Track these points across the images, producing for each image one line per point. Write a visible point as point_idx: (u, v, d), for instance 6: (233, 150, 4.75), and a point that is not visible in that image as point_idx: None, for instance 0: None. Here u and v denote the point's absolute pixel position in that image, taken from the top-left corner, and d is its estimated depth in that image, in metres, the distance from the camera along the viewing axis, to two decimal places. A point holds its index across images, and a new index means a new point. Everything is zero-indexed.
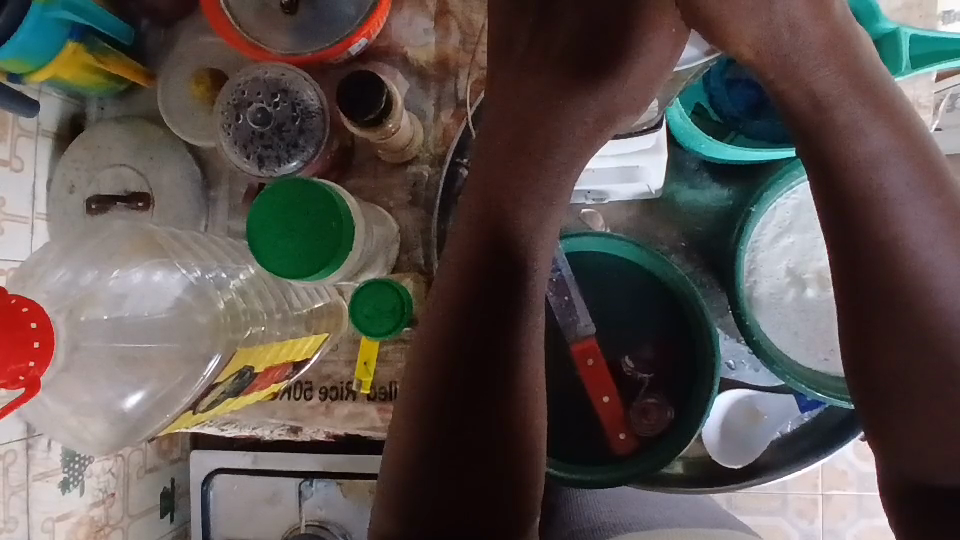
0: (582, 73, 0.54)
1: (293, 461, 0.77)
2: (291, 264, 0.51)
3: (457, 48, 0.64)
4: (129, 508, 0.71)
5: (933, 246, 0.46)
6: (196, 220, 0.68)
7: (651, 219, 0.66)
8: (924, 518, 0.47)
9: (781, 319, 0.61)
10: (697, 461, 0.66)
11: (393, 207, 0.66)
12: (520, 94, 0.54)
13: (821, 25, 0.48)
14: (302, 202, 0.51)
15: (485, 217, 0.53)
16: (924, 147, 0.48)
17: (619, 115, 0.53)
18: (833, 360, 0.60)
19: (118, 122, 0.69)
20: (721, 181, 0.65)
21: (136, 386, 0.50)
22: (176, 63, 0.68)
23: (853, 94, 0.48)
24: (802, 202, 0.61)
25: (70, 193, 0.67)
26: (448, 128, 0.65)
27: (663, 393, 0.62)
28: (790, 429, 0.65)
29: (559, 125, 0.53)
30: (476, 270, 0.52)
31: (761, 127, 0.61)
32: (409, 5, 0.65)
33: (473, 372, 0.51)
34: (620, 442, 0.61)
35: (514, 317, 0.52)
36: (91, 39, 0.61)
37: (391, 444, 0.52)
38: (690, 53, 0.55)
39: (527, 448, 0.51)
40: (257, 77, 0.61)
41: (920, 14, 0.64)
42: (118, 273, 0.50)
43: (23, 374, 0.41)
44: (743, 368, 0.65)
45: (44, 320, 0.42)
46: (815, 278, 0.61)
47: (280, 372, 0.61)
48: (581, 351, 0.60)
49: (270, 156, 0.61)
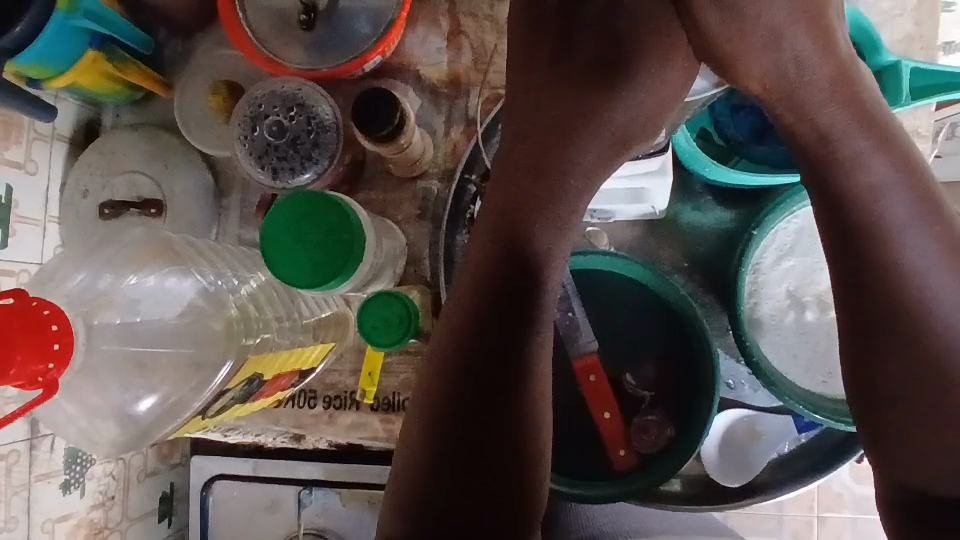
0: (594, 101, 0.55)
1: (293, 468, 0.78)
2: (303, 274, 0.52)
3: (469, 67, 0.66)
4: (127, 512, 0.72)
5: (933, 272, 0.48)
6: (208, 227, 0.69)
7: (655, 239, 0.67)
8: (924, 527, 0.47)
9: (781, 340, 0.62)
10: (697, 479, 0.67)
11: (401, 220, 0.67)
12: (539, 116, 0.56)
13: (830, 62, 0.50)
14: (315, 213, 0.52)
15: (502, 232, 0.54)
16: (925, 177, 0.50)
17: (629, 143, 0.56)
18: (831, 383, 0.61)
19: (134, 129, 0.70)
20: (724, 203, 0.66)
21: (150, 390, 0.51)
22: (192, 75, 0.69)
23: (857, 128, 0.49)
24: (803, 226, 0.62)
25: (83, 197, 0.68)
26: (457, 144, 0.67)
27: (663, 411, 0.62)
28: (787, 449, 0.66)
29: (574, 149, 0.55)
30: (493, 285, 0.53)
31: (765, 152, 0.63)
32: (424, 24, 0.66)
33: (485, 383, 0.52)
34: (620, 458, 0.61)
35: (527, 330, 0.53)
36: (110, 47, 0.63)
37: (403, 449, 0.53)
38: (701, 85, 0.58)
39: (533, 456, 0.52)
40: (275, 91, 0.62)
41: (920, 46, 0.66)
42: (133, 278, 0.52)
43: (42, 375, 0.42)
44: (742, 388, 0.67)
45: (65, 324, 0.43)
46: (815, 301, 0.62)
47: (286, 380, 0.62)
48: (582, 367, 0.62)
49: (285, 168, 0.62)
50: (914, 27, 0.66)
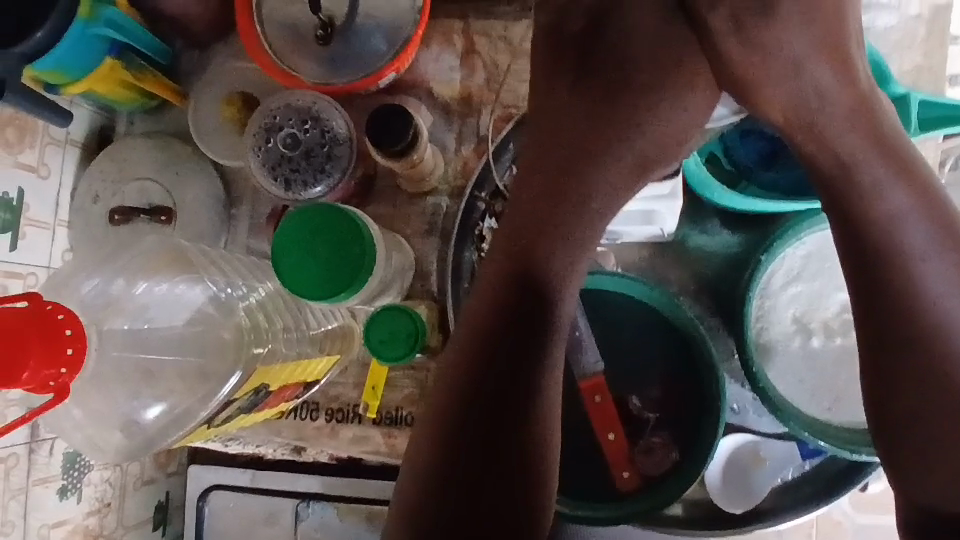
0: (616, 124, 0.56)
1: (292, 481, 0.77)
2: (310, 285, 0.52)
3: (481, 86, 0.67)
4: (122, 520, 0.71)
5: (951, 302, 0.48)
6: (217, 236, 0.69)
7: (662, 261, 0.67)
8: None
9: (787, 366, 0.62)
10: (698, 504, 0.66)
11: (409, 234, 0.67)
12: (560, 138, 0.57)
13: (846, 94, 0.51)
14: (328, 225, 0.52)
15: (518, 251, 0.55)
16: (943, 207, 0.50)
17: (652, 166, 0.56)
18: (836, 410, 0.61)
19: (147, 137, 0.71)
20: (733, 227, 0.67)
21: (159, 398, 0.51)
22: (207, 85, 0.70)
23: (873, 158, 0.50)
24: (811, 253, 0.63)
25: (94, 202, 0.68)
26: (468, 162, 0.67)
27: (668, 433, 0.62)
28: (791, 476, 0.66)
29: (593, 170, 0.56)
30: (506, 302, 0.54)
31: (773, 177, 0.63)
32: (438, 42, 0.67)
33: (495, 400, 0.52)
34: (624, 480, 0.61)
35: (540, 347, 0.53)
36: (128, 56, 0.64)
37: (410, 464, 0.53)
38: (721, 112, 0.59)
39: (542, 475, 0.51)
40: (291, 104, 0.63)
41: (929, 77, 0.67)
42: (144, 284, 0.52)
43: (53, 380, 0.42)
44: (746, 413, 0.67)
45: (78, 328, 0.43)
46: (821, 327, 0.63)
47: (291, 391, 0.61)
48: (587, 388, 0.62)
49: (297, 180, 0.63)
50: (923, 58, 0.67)
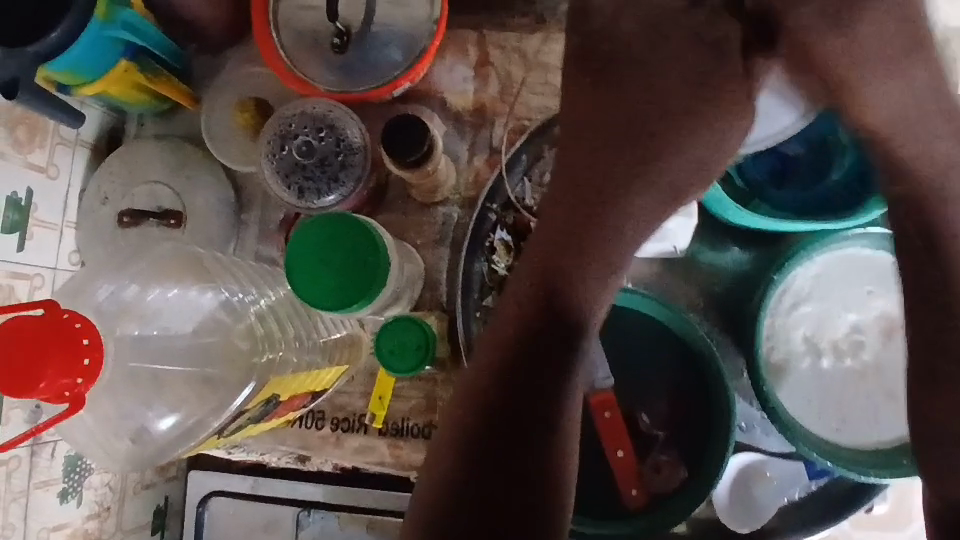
0: (656, 144, 0.57)
1: (293, 488, 0.76)
2: (323, 295, 0.52)
3: (495, 97, 0.67)
4: (120, 524, 0.71)
5: None
6: (226, 241, 0.69)
7: (672, 277, 0.67)
8: None
9: (797, 386, 0.62)
10: (704, 521, 0.66)
11: (419, 244, 0.67)
12: (594, 157, 0.57)
13: None
14: (344, 236, 0.52)
15: (543, 269, 0.55)
16: None
17: (687, 191, 0.58)
18: (844, 430, 0.62)
19: (157, 139, 0.71)
20: (743, 245, 0.67)
21: (172, 407, 0.51)
22: (220, 89, 0.70)
23: None
24: (821, 273, 0.63)
25: (102, 204, 0.68)
26: (480, 173, 0.67)
27: (676, 451, 0.62)
28: (797, 496, 0.66)
29: (629, 191, 0.56)
30: (528, 319, 0.54)
31: (786, 196, 0.63)
32: (452, 53, 0.67)
33: (514, 416, 0.52)
34: (632, 498, 0.61)
35: (560, 365, 0.53)
36: (143, 59, 0.64)
37: (426, 478, 0.53)
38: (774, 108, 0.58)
39: (559, 493, 0.51)
40: (306, 111, 0.63)
41: None
42: (155, 290, 0.52)
43: (69, 389, 0.42)
44: (754, 431, 0.66)
45: (95, 337, 0.43)
46: (831, 348, 0.63)
47: (300, 401, 0.61)
48: (597, 404, 0.61)
49: (311, 189, 0.63)
50: None
